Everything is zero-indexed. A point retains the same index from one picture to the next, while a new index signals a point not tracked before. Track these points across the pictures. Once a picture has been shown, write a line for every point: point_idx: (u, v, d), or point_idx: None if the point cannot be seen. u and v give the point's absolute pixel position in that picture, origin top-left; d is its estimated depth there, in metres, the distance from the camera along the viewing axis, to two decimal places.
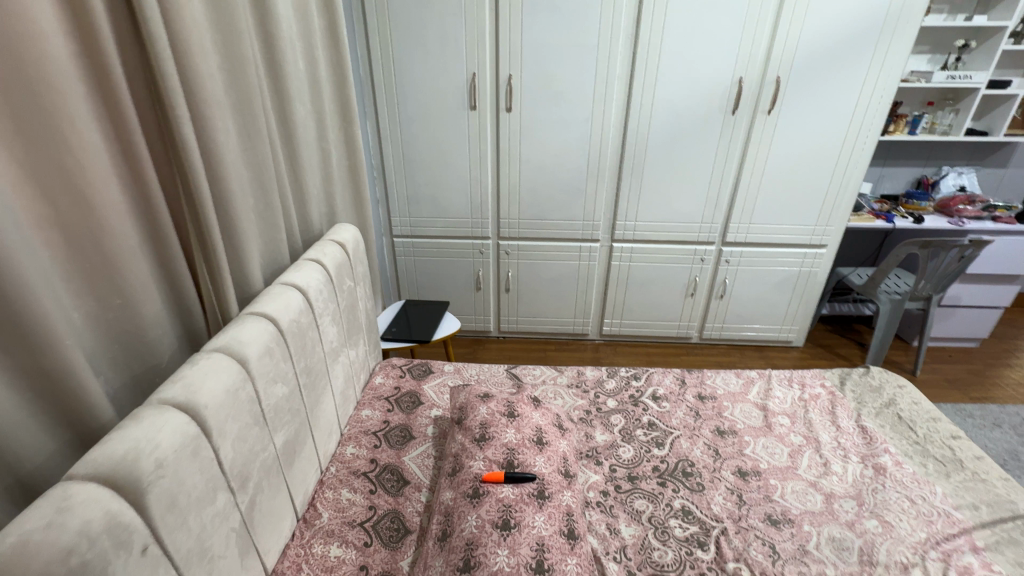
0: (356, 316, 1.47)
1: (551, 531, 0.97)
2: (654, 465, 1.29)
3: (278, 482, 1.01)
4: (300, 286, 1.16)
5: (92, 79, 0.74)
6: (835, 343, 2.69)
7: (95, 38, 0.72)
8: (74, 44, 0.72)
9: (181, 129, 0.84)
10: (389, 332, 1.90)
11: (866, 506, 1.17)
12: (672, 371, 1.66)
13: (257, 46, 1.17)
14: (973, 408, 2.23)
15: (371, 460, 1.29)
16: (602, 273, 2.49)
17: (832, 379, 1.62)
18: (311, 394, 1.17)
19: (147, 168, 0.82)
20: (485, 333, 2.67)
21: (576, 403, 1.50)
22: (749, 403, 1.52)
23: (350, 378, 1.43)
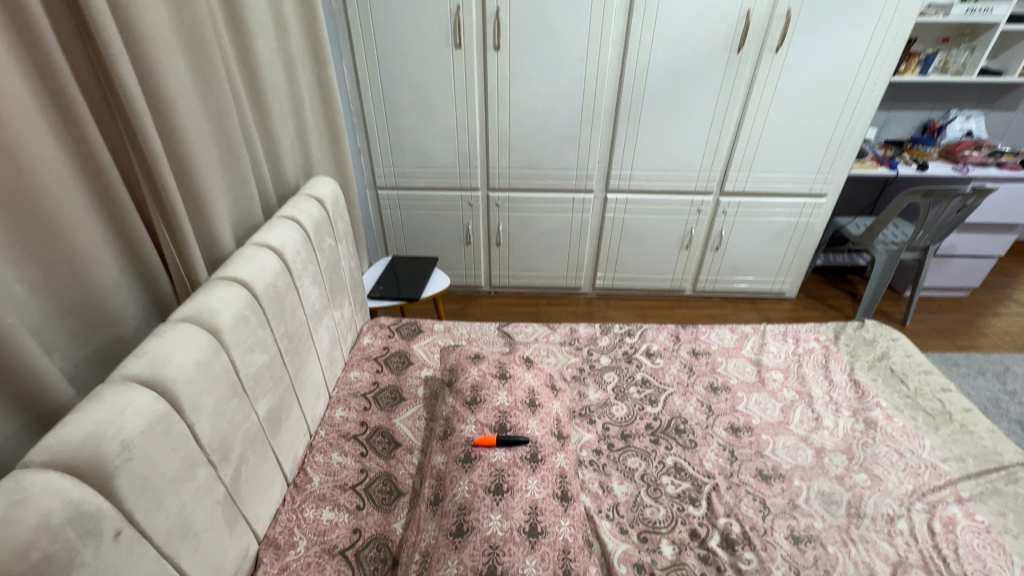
0: (339, 276, 1.40)
1: (545, 494, 0.96)
2: (647, 422, 1.29)
3: (264, 450, 0.99)
4: (276, 248, 1.08)
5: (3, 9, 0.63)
6: (827, 294, 2.68)
7: None
8: None
9: (118, 69, 0.73)
10: (377, 290, 1.84)
11: (856, 460, 1.18)
12: (666, 326, 1.63)
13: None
14: (959, 357, 2.26)
15: (361, 422, 1.27)
16: (595, 226, 2.42)
17: (827, 332, 1.61)
18: (294, 360, 1.12)
19: (84, 117, 0.72)
20: (476, 287, 2.62)
21: (569, 361, 1.47)
22: (743, 359, 1.50)
23: (336, 340, 1.38)
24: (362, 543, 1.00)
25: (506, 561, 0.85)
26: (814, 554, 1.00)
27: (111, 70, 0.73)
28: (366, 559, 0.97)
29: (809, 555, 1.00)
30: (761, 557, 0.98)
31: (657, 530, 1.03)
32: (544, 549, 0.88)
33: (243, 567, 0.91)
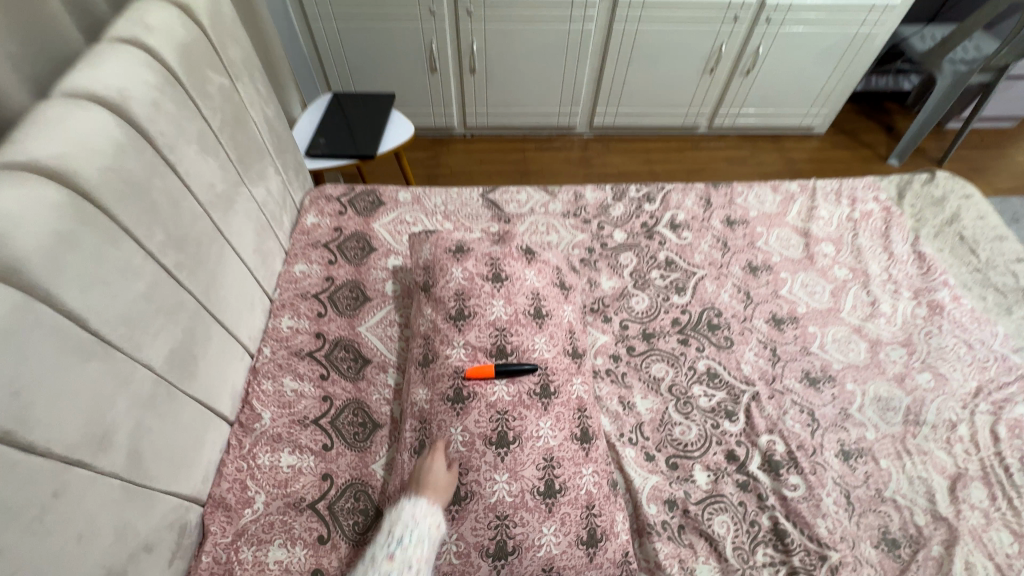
0: (250, 135, 0.96)
1: (561, 439, 0.75)
2: (674, 317, 1.05)
3: (176, 406, 0.72)
4: (110, 101, 0.64)
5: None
6: (860, 128, 2.29)
7: None
8: None
9: None
10: (318, 145, 1.39)
11: (917, 355, 1.00)
12: (694, 187, 1.29)
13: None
14: (994, 201, 2.03)
15: (316, 335, 0.99)
16: (599, 43, 1.85)
17: (888, 190, 1.30)
18: (198, 275, 0.77)
19: None
20: (448, 130, 2.12)
21: (575, 239, 1.16)
22: (788, 229, 1.21)
23: (265, 227, 1.01)
24: (335, 493, 0.82)
25: (519, 534, 0.67)
26: (865, 471, 0.87)
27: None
28: (343, 513, 0.80)
29: (860, 473, 0.86)
30: (810, 481, 0.84)
31: (689, 455, 0.87)
32: (564, 511, 0.70)
33: (184, 543, 0.72)
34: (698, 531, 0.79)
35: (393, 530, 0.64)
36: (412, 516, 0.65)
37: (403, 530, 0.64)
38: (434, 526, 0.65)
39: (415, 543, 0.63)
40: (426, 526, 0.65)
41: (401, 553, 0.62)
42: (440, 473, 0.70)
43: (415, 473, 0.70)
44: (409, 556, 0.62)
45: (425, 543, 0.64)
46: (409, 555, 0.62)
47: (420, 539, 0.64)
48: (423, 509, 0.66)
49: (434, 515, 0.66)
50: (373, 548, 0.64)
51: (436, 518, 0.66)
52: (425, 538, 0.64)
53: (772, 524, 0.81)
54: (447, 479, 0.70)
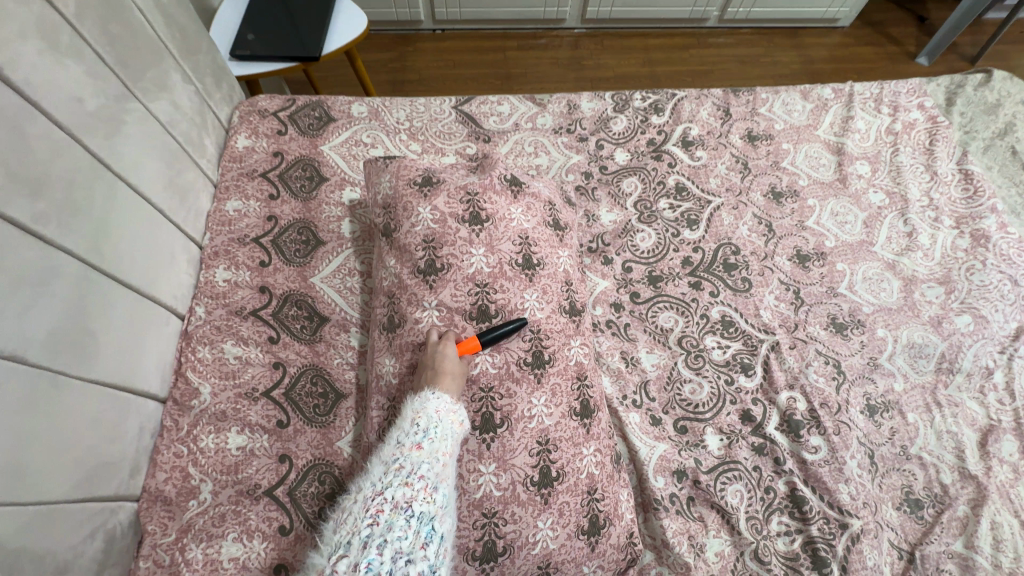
0: (133, 27, 0.71)
1: (558, 417, 0.63)
2: (684, 256, 0.90)
3: (70, 399, 0.56)
4: None
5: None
6: (890, 18, 2.00)
7: None
8: None
9: None
10: (246, 43, 1.11)
11: (956, 295, 0.88)
12: (710, 93, 1.07)
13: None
14: None
15: (260, 289, 0.82)
16: None
17: (935, 96, 1.10)
18: (77, 225, 0.59)
19: None
20: (414, 24, 1.78)
21: (569, 162, 0.97)
22: (818, 144, 1.03)
23: (178, 153, 0.79)
24: (296, 477, 0.70)
25: (510, 532, 0.57)
26: (891, 427, 0.78)
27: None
28: (307, 499, 0.69)
29: (885, 429, 0.78)
30: (833, 442, 0.75)
31: (700, 417, 0.77)
32: (562, 500, 0.60)
33: (111, 549, 0.61)
34: (709, 503, 0.71)
35: (415, 421, 0.55)
36: (436, 411, 0.56)
37: (427, 423, 0.55)
38: (458, 422, 0.57)
39: (441, 438, 0.54)
40: (451, 420, 0.56)
41: (429, 445, 0.53)
42: (453, 362, 0.60)
43: (426, 363, 0.60)
44: (437, 449, 0.53)
45: (449, 438, 0.56)
46: (437, 448, 0.53)
47: (446, 435, 0.55)
48: (445, 402, 0.57)
49: (457, 409, 0.57)
50: (393, 439, 0.55)
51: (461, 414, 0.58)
52: (449, 435, 0.56)
53: (789, 490, 0.72)
54: (461, 368, 0.61)
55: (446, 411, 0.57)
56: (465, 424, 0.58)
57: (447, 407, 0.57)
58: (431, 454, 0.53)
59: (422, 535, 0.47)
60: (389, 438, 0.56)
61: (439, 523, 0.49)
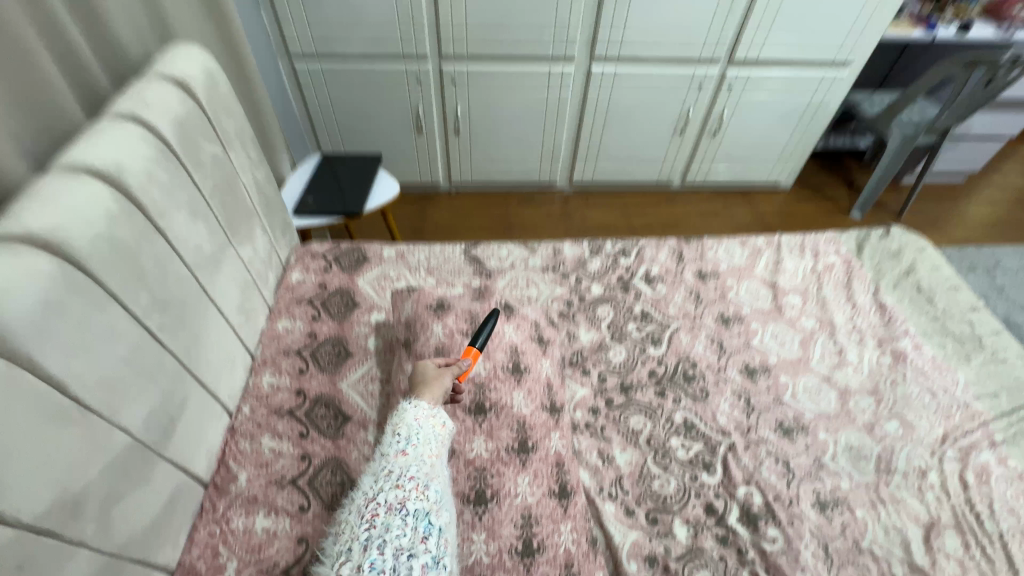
0: (239, 197, 1.00)
1: (539, 496, 0.75)
2: (650, 369, 1.08)
3: (149, 470, 0.71)
4: (108, 174, 0.68)
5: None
6: (824, 182, 2.44)
7: None
8: None
9: None
10: (306, 203, 1.44)
11: (885, 404, 1.03)
12: (667, 241, 1.35)
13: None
14: (952, 251, 2.15)
15: (297, 392, 0.99)
16: (576, 105, 1.98)
17: (848, 243, 1.38)
18: (180, 335, 0.79)
19: None
20: (433, 186, 2.21)
21: (554, 294, 1.20)
22: (756, 281, 1.27)
23: (250, 283, 1.03)
24: (311, 557, 0.79)
25: None
26: (842, 522, 0.87)
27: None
28: None
29: (836, 523, 0.87)
30: (787, 534, 0.85)
31: (669, 509, 0.87)
32: (542, 570, 0.70)
33: None
34: None
35: (400, 431, 0.72)
36: (415, 419, 0.73)
37: (410, 430, 0.72)
38: (441, 423, 0.75)
39: (423, 442, 0.71)
40: (433, 423, 0.74)
41: (414, 449, 0.70)
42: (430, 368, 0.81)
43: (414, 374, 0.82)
44: (421, 452, 0.70)
45: (432, 442, 0.72)
46: (421, 450, 0.70)
47: (429, 437, 0.72)
48: (424, 408, 0.75)
49: (437, 413, 0.75)
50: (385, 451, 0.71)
51: (442, 417, 0.75)
52: (431, 437, 0.73)
53: None
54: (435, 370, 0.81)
55: (425, 417, 0.74)
56: (446, 425, 0.75)
57: (426, 412, 0.75)
58: (417, 456, 0.70)
59: (419, 530, 0.62)
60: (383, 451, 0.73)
61: (435, 515, 0.64)
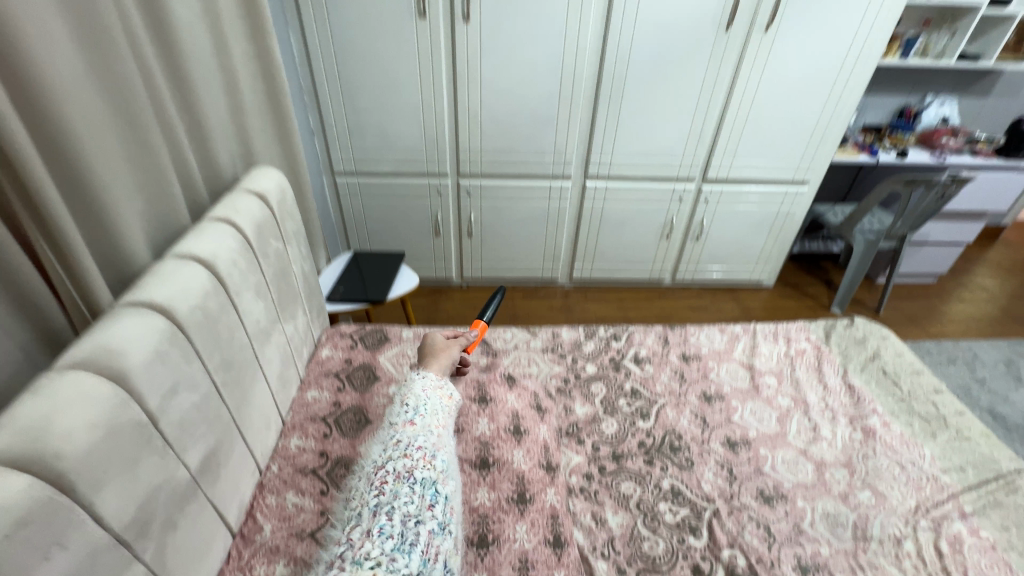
0: (290, 283, 1.21)
1: (535, 543, 0.84)
2: (639, 440, 1.18)
3: (198, 508, 0.81)
4: (207, 261, 0.88)
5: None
6: (804, 281, 2.66)
7: None
8: None
9: None
10: (337, 291, 1.66)
11: (858, 475, 1.12)
12: (654, 328, 1.53)
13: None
14: (931, 345, 2.28)
15: (320, 453, 1.10)
16: (574, 212, 2.28)
17: (817, 331, 1.54)
18: (235, 392, 0.94)
19: None
20: (447, 280, 2.45)
21: (552, 371, 1.35)
22: (735, 363, 1.42)
23: (289, 356, 1.20)
24: None
25: None
26: None
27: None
28: None
29: None
30: None
31: (658, 569, 0.94)
32: None
33: None
34: None
35: (408, 403, 0.88)
36: (422, 392, 0.90)
37: (416, 403, 0.88)
38: (446, 396, 0.93)
39: (429, 414, 0.87)
40: (438, 395, 0.92)
41: (420, 422, 0.84)
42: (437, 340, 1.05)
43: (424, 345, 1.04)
44: (428, 424, 0.85)
45: (439, 412, 0.89)
46: (427, 423, 0.85)
47: (434, 411, 0.88)
48: (431, 379, 0.94)
49: (445, 384, 0.95)
50: (394, 422, 0.85)
51: (449, 388, 0.94)
52: (435, 411, 0.88)
53: None
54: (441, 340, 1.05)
55: (432, 388, 0.92)
56: (451, 399, 0.94)
57: (433, 382, 0.93)
58: (424, 428, 0.84)
59: (425, 499, 0.73)
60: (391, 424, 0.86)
61: (440, 485, 0.76)
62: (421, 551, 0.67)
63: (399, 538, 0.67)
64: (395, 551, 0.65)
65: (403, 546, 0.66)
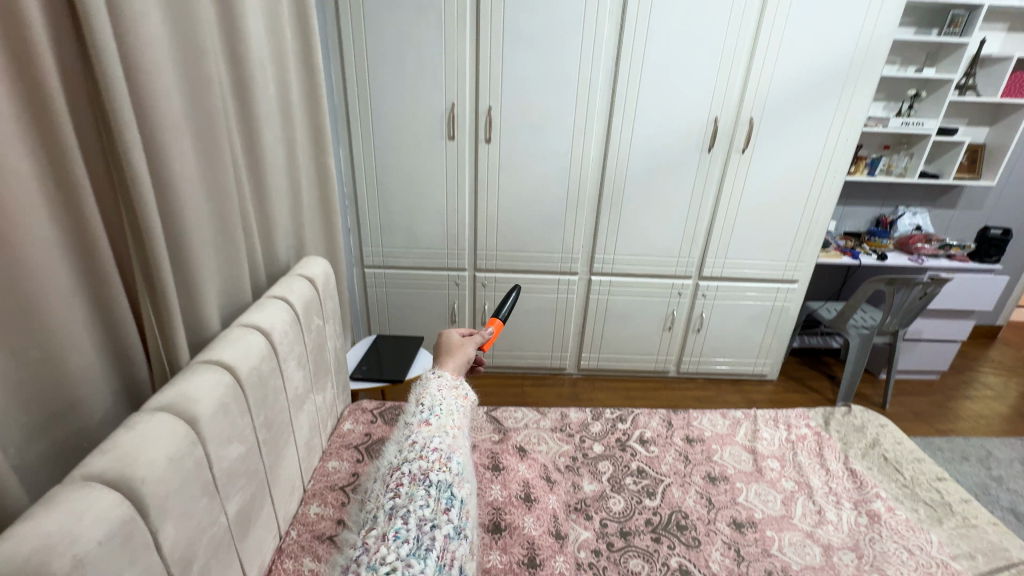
0: (324, 357, 1.34)
1: None
2: (646, 518, 1.21)
3: (229, 560, 0.86)
4: (265, 329, 1.04)
5: (17, 82, 0.62)
6: (807, 376, 2.73)
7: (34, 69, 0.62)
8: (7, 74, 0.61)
9: (133, 169, 0.74)
10: (360, 370, 1.78)
11: (866, 559, 1.13)
12: (658, 411, 1.60)
13: (221, 50, 1.04)
14: (942, 441, 2.28)
15: (338, 521, 1.14)
16: (580, 304, 2.45)
17: (817, 418, 1.60)
18: (272, 451, 1.03)
19: (87, 210, 0.71)
20: None
21: (561, 449, 1.41)
22: (738, 446, 1.47)
23: (316, 426, 1.29)
24: None
25: None
26: None
27: (117, 141, 0.72)
28: None
29: None
30: None
31: None
32: None
33: None
34: None
35: (423, 401, 0.97)
36: (438, 391, 1.00)
37: (432, 402, 0.96)
38: (462, 395, 1.03)
39: (445, 413, 0.95)
40: (455, 393, 1.02)
41: (435, 422, 0.92)
42: (453, 339, 1.18)
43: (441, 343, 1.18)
44: (443, 425, 0.92)
45: (454, 412, 0.98)
46: (442, 423, 0.93)
47: (450, 410, 0.97)
48: (449, 376, 1.06)
49: (460, 384, 1.06)
50: (410, 423, 0.92)
51: (465, 388, 1.05)
52: (452, 410, 0.97)
53: None
54: (457, 339, 1.18)
55: (448, 387, 1.03)
56: (467, 397, 1.04)
57: (448, 383, 1.04)
58: (439, 428, 0.91)
59: (441, 502, 0.77)
60: (407, 423, 0.93)
61: (455, 488, 0.81)
62: (436, 557, 0.70)
63: (415, 544, 0.71)
64: (410, 557, 0.69)
65: (419, 552, 0.70)
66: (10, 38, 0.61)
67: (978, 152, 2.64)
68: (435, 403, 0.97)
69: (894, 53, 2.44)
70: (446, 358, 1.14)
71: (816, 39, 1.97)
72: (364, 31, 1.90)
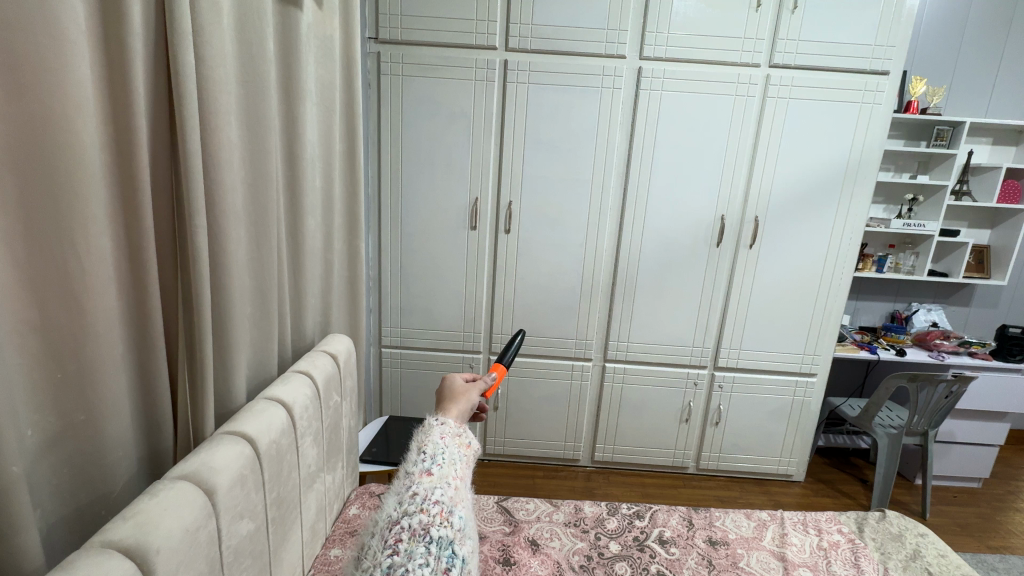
0: (337, 435, 1.33)
1: None
2: None
3: None
4: (287, 404, 1.06)
5: (115, 175, 0.73)
6: (836, 478, 2.58)
7: (131, 164, 0.73)
8: (109, 170, 0.72)
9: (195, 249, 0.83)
10: (370, 452, 1.75)
11: None
12: (677, 509, 1.52)
13: (280, 151, 1.20)
14: (994, 559, 2.07)
15: None
16: (595, 392, 2.42)
17: (849, 524, 1.50)
18: (279, 532, 1.00)
19: (150, 284, 0.78)
20: None
21: (575, 546, 1.33)
22: (765, 552, 1.36)
23: (323, 507, 1.26)
24: None
25: None
26: None
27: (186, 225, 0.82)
28: None
29: None
30: None
31: None
32: None
33: None
34: None
35: (425, 450, 0.97)
36: (440, 440, 1.00)
37: (433, 452, 0.97)
38: (467, 445, 1.04)
39: (448, 463, 0.95)
40: (456, 441, 1.03)
41: (436, 472, 0.91)
42: (455, 384, 1.19)
43: (445, 389, 1.19)
44: (445, 475, 0.92)
45: (456, 461, 0.97)
46: (444, 473, 0.92)
47: (453, 460, 0.97)
48: (451, 427, 1.06)
49: (463, 433, 1.06)
50: (411, 473, 0.91)
51: (467, 437, 1.06)
52: (454, 461, 0.97)
53: None
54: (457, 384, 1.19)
55: (451, 436, 1.03)
56: (471, 446, 1.05)
57: (451, 431, 1.05)
58: (440, 479, 0.91)
59: (442, 562, 0.75)
60: (408, 472, 0.92)
61: (456, 545, 0.79)
62: None
63: None
64: None
65: None
66: (118, 140, 0.73)
67: (984, 253, 2.71)
68: (437, 451, 0.97)
69: (887, 162, 2.64)
70: (449, 405, 1.15)
71: (811, 150, 2.14)
72: (401, 137, 2.13)
